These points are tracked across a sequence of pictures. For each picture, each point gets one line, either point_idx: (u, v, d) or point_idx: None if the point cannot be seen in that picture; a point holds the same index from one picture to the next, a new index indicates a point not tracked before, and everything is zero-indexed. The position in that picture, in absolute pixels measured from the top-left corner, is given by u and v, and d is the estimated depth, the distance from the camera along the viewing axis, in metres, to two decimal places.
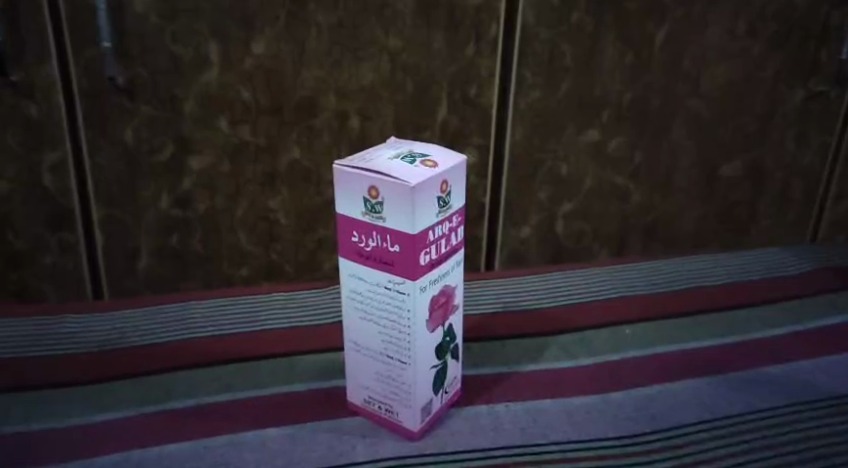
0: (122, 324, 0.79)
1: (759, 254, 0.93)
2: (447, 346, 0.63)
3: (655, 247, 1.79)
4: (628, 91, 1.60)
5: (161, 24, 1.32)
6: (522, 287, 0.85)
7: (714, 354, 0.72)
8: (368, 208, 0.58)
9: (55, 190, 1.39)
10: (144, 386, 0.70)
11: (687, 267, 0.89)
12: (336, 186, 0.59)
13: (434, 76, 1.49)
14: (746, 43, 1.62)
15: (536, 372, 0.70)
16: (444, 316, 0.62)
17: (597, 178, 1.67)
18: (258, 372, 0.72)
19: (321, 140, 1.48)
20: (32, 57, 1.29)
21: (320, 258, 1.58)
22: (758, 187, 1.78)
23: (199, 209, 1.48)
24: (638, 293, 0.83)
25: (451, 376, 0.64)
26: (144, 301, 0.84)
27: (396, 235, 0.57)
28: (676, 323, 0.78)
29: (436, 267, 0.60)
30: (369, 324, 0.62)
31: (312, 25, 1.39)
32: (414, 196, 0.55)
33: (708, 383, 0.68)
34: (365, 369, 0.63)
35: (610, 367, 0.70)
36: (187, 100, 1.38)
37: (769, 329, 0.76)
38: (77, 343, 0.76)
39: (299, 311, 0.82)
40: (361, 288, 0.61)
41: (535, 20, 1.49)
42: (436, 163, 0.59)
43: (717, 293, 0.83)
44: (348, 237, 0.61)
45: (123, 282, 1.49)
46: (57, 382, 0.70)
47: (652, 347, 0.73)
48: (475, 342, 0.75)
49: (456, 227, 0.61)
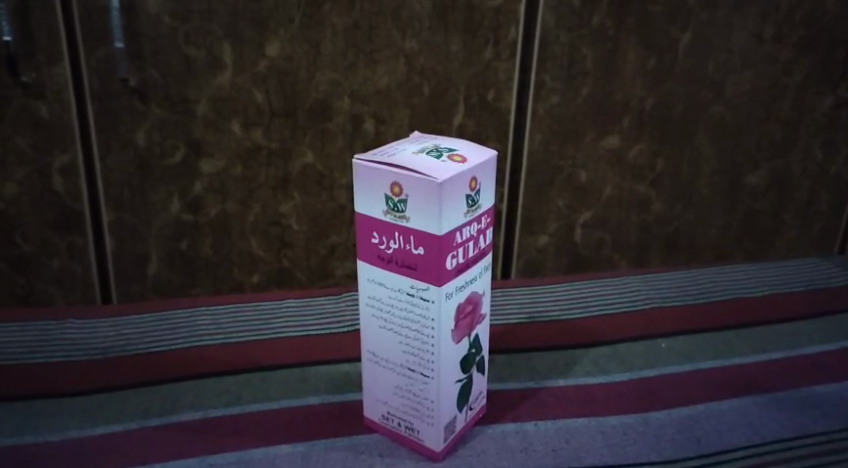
0: (125, 330, 0.75)
1: (798, 264, 0.88)
2: (473, 358, 0.59)
3: (676, 258, 1.74)
4: (650, 96, 1.55)
5: (173, 25, 1.29)
6: (548, 296, 0.80)
7: (756, 370, 0.68)
8: (389, 207, 0.54)
9: (64, 193, 1.36)
10: (146, 395, 0.66)
11: (724, 277, 0.85)
12: (355, 182, 0.56)
13: (451, 79, 1.45)
14: (773, 48, 1.57)
15: (566, 388, 0.66)
16: (470, 326, 0.58)
17: (617, 186, 1.62)
18: (268, 384, 0.68)
19: (335, 144, 1.45)
20: (43, 57, 1.26)
21: (332, 265, 1.55)
22: (783, 196, 1.73)
23: (209, 214, 1.44)
24: (670, 304, 0.79)
25: (476, 391, 0.60)
26: (146, 306, 0.80)
27: (420, 237, 0.53)
28: (712, 338, 0.73)
29: (463, 272, 0.56)
30: (389, 334, 0.58)
31: (327, 27, 1.35)
32: (441, 194, 0.51)
33: (752, 402, 0.63)
34: (384, 383, 0.59)
35: (648, 384, 0.66)
36: (200, 102, 1.35)
37: (814, 344, 0.72)
38: (77, 349, 0.72)
39: (310, 319, 0.78)
40: (380, 294, 0.58)
41: (554, 23, 1.45)
42: (464, 159, 0.55)
43: (756, 305, 0.79)
44: (367, 239, 0.57)
45: (132, 287, 1.46)
46: (55, 391, 0.66)
47: (692, 363, 0.69)
48: (500, 354, 0.71)
49: (484, 229, 0.57)
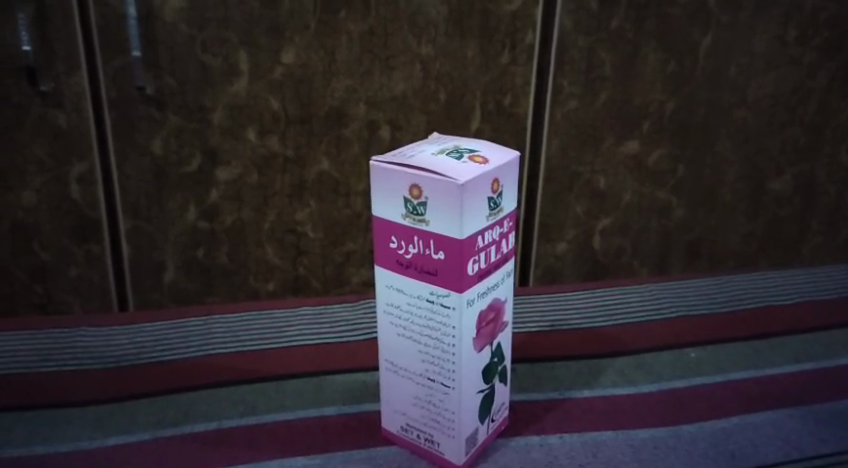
0: (139, 338, 0.77)
1: (816, 272, 0.93)
2: (495, 368, 0.63)
3: (697, 265, 1.71)
4: (670, 101, 1.53)
5: (190, 33, 1.29)
6: (571, 304, 0.85)
7: (779, 382, 0.72)
8: (409, 209, 0.57)
9: (82, 202, 1.36)
10: (165, 403, 0.69)
11: (744, 285, 0.89)
12: (375, 185, 0.59)
13: (468, 84, 1.43)
14: (796, 51, 1.55)
15: (591, 399, 0.70)
16: (492, 334, 0.62)
17: (637, 192, 1.60)
18: (284, 394, 0.70)
19: (351, 151, 1.44)
20: (62, 67, 1.26)
21: (348, 272, 1.54)
22: (807, 202, 1.70)
23: (225, 222, 1.44)
24: (689, 313, 0.83)
25: (498, 402, 0.64)
26: (160, 315, 0.82)
27: (440, 241, 0.56)
28: (724, 350, 0.77)
29: (484, 278, 0.59)
30: (411, 344, 0.62)
31: (343, 33, 1.35)
32: (462, 199, 0.54)
33: (786, 414, 0.67)
34: (404, 394, 0.63)
35: (672, 396, 0.70)
36: (216, 110, 1.35)
37: (827, 359, 0.76)
38: (93, 358, 0.74)
39: (328, 327, 0.81)
40: (401, 302, 0.61)
41: (572, 28, 1.43)
42: (485, 162, 0.57)
43: (776, 315, 0.83)
44: (388, 244, 0.60)
45: (148, 295, 1.46)
46: (74, 400, 0.69)
47: (715, 375, 0.73)
48: (522, 364, 0.75)
49: (505, 233, 0.60)
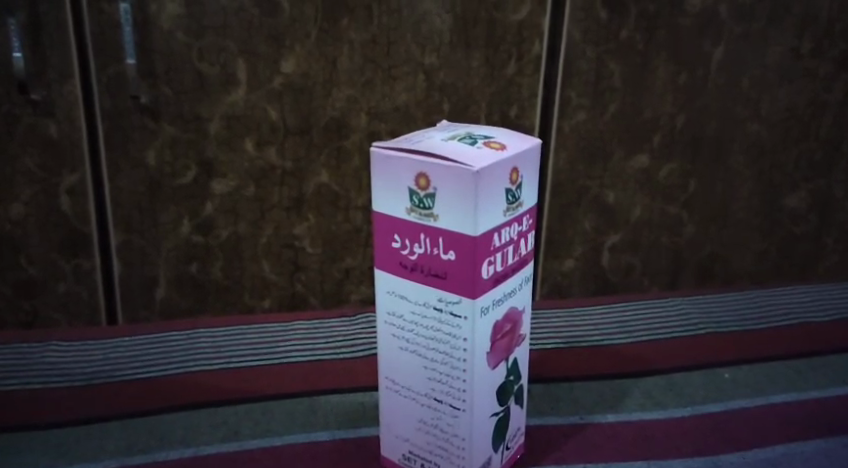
0: (122, 354, 0.94)
1: (774, 292, 1.11)
2: (511, 387, 0.70)
3: (709, 284, 1.65)
4: (681, 114, 1.48)
5: (187, 41, 1.24)
6: (574, 327, 1.01)
7: (759, 414, 0.82)
8: (416, 202, 0.63)
9: (72, 214, 1.30)
10: (192, 422, 0.82)
11: (718, 307, 1.07)
12: (382, 175, 0.64)
13: (473, 94, 1.39)
14: (810, 64, 1.50)
15: (609, 425, 0.80)
16: (506, 350, 0.68)
17: (647, 207, 1.55)
18: (273, 417, 0.83)
19: (351, 163, 1.38)
20: (53, 74, 1.21)
21: (348, 289, 1.48)
22: (824, 219, 1.65)
23: (220, 236, 1.38)
24: (672, 337, 0.98)
25: (513, 428, 0.72)
26: (154, 327, 1.01)
27: (450, 242, 0.62)
28: (691, 375, 0.90)
29: (498, 284, 0.65)
30: (416, 364, 0.69)
31: (345, 43, 1.30)
32: (476, 186, 0.59)
33: (807, 446, 0.77)
34: (408, 419, 0.71)
35: (662, 426, 0.80)
36: (212, 121, 1.30)
37: (798, 392, 0.87)
38: (72, 377, 0.89)
39: (322, 343, 0.98)
40: (409, 313, 0.67)
41: (581, 38, 1.39)
42: (501, 151, 0.63)
43: (749, 343, 0.97)
44: (394, 244, 0.66)
45: (139, 312, 1.40)
46: (112, 415, 0.83)
47: (702, 406, 0.84)
48: (542, 390, 0.86)
49: (520, 235, 0.66)
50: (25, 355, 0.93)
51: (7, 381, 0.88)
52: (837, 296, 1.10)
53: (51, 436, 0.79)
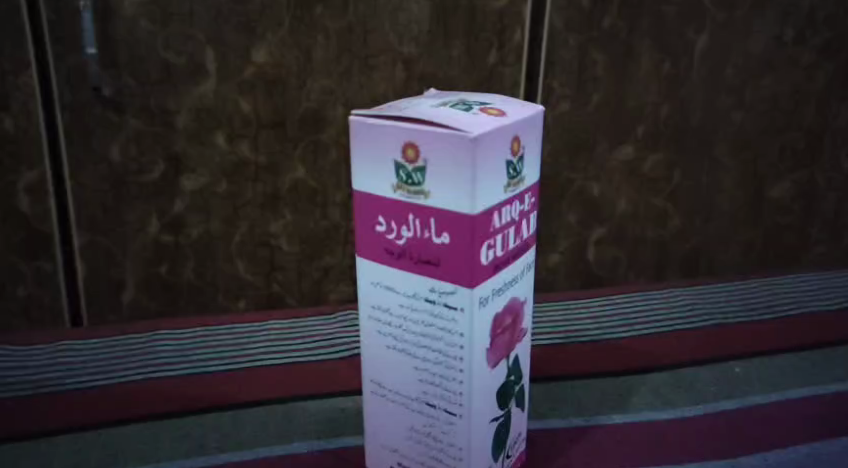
0: (93, 363, 0.92)
1: (757, 286, 1.13)
2: (512, 387, 0.67)
3: (696, 278, 1.62)
4: (666, 103, 1.45)
5: (152, 30, 1.18)
6: (562, 323, 1.01)
7: (775, 411, 0.82)
8: (404, 177, 0.59)
9: (31, 214, 1.24)
10: (155, 436, 0.78)
11: (704, 301, 1.08)
12: (365, 149, 0.61)
13: (453, 85, 1.34)
14: (794, 52, 1.47)
15: (614, 427, 0.79)
16: (505, 346, 0.65)
17: (632, 200, 1.51)
18: (246, 430, 0.79)
19: (328, 158, 1.33)
20: (8, 66, 1.14)
21: (326, 289, 1.42)
22: (810, 210, 1.62)
23: (191, 235, 1.32)
24: (662, 332, 0.99)
25: (514, 431, 0.69)
26: (131, 332, 1.00)
27: (445, 225, 0.58)
28: (700, 371, 0.90)
29: (496, 272, 0.61)
30: (406, 365, 0.65)
31: (318, 31, 1.24)
32: (473, 153, 0.55)
33: (831, 445, 0.77)
34: (398, 427, 0.67)
35: (667, 429, 0.79)
36: (180, 114, 1.24)
37: (814, 386, 0.87)
38: (39, 386, 0.87)
39: (312, 342, 0.97)
40: (397, 307, 0.64)
41: (563, 26, 1.35)
42: (500, 115, 0.59)
43: (740, 337, 0.98)
44: (379, 230, 0.62)
45: (106, 316, 1.33)
46: (108, 420, 0.81)
47: (707, 404, 0.84)
48: (540, 393, 0.85)
49: (521, 217, 0.63)
50: (12, 361, 0.92)
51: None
52: (839, 287, 1.13)
53: (24, 449, 0.76)
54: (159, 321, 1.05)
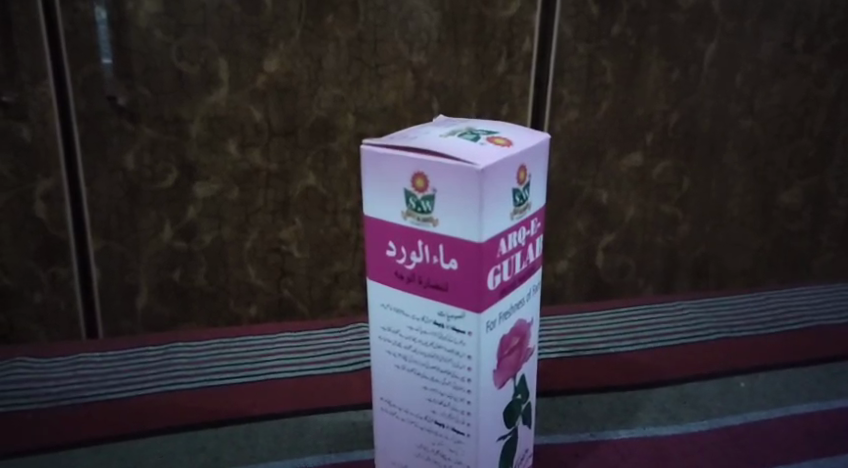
0: (108, 375, 0.93)
1: (763, 298, 1.14)
2: (519, 406, 0.68)
3: (704, 285, 1.62)
4: (675, 111, 1.45)
5: (165, 40, 1.19)
6: (570, 337, 1.02)
7: (781, 427, 0.83)
8: (414, 205, 0.60)
9: (47, 222, 1.25)
10: (169, 450, 0.80)
11: (710, 313, 1.09)
12: (375, 176, 0.62)
13: (463, 93, 1.35)
14: (803, 59, 1.48)
15: (620, 442, 0.80)
16: (512, 366, 0.66)
17: (640, 206, 1.52)
18: (257, 444, 0.81)
19: (338, 166, 1.34)
20: (25, 76, 1.16)
21: (336, 295, 1.44)
22: (819, 216, 1.63)
23: (203, 241, 1.33)
24: (668, 346, 1.00)
25: (521, 448, 0.70)
26: (144, 344, 1.01)
27: (453, 251, 0.59)
28: (705, 385, 0.91)
29: (502, 296, 0.62)
30: (415, 384, 0.66)
31: (330, 40, 1.25)
32: (481, 184, 0.56)
33: (836, 461, 0.77)
34: (407, 444, 0.69)
35: (673, 445, 0.80)
36: (193, 122, 1.25)
37: (820, 402, 0.88)
38: (56, 398, 0.88)
39: (323, 355, 0.98)
40: (406, 328, 0.65)
41: (572, 34, 1.35)
42: (507, 145, 0.60)
43: (747, 351, 0.99)
44: (389, 254, 0.64)
45: (120, 322, 1.35)
46: (123, 434, 0.82)
47: (712, 420, 0.84)
48: (548, 408, 0.86)
49: (527, 242, 0.64)
50: (29, 373, 0.93)
51: (12, 400, 0.88)
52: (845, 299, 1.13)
53: (41, 461, 0.78)
54: (172, 332, 1.07)
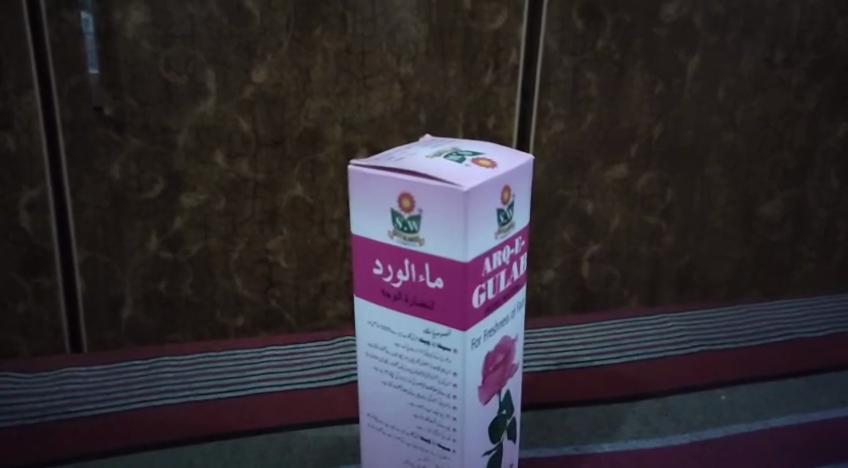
0: (94, 390, 0.93)
1: (746, 311, 1.15)
2: (504, 421, 0.69)
3: (688, 295, 1.64)
4: (659, 123, 1.47)
5: (153, 51, 1.19)
6: (555, 350, 1.03)
7: (761, 440, 0.84)
8: (400, 225, 0.61)
9: (32, 231, 1.25)
10: (154, 465, 0.80)
11: (694, 326, 1.10)
12: (362, 196, 0.62)
13: (450, 104, 1.36)
14: (784, 73, 1.50)
15: (604, 456, 0.81)
16: (497, 383, 0.66)
17: (625, 217, 1.53)
18: (243, 459, 0.81)
19: (326, 177, 1.35)
20: (11, 85, 1.16)
21: (323, 305, 1.44)
22: (801, 227, 1.65)
23: (189, 252, 1.33)
24: (652, 359, 1.01)
25: (505, 463, 0.71)
26: (131, 358, 1.01)
27: (439, 270, 0.60)
28: (687, 398, 0.92)
29: (487, 314, 0.63)
30: (401, 400, 0.67)
31: (317, 51, 1.26)
32: (465, 205, 0.57)
33: None
34: (392, 459, 0.69)
35: (655, 458, 0.81)
36: (180, 133, 1.25)
37: (799, 414, 0.89)
38: (41, 413, 0.88)
39: (309, 368, 0.98)
40: (392, 345, 0.66)
41: (557, 48, 1.37)
42: (491, 166, 0.61)
43: (729, 364, 1.00)
44: (375, 272, 0.64)
45: (105, 332, 1.34)
46: (109, 449, 0.82)
47: (694, 433, 0.85)
48: (532, 421, 0.87)
49: (512, 260, 0.65)
50: (14, 388, 0.93)
51: None
52: (827, 312, 1.15)
53: None
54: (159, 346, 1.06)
